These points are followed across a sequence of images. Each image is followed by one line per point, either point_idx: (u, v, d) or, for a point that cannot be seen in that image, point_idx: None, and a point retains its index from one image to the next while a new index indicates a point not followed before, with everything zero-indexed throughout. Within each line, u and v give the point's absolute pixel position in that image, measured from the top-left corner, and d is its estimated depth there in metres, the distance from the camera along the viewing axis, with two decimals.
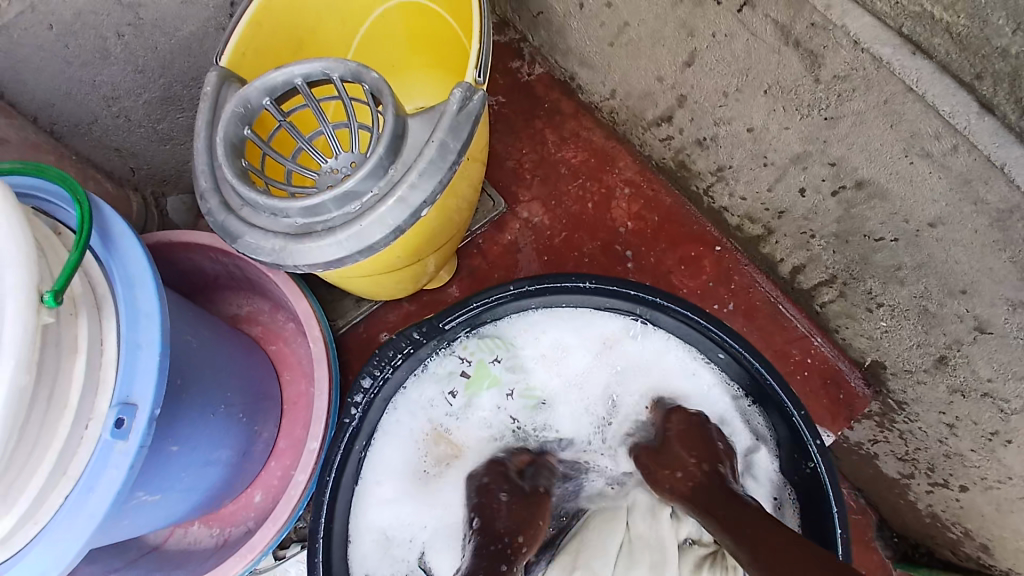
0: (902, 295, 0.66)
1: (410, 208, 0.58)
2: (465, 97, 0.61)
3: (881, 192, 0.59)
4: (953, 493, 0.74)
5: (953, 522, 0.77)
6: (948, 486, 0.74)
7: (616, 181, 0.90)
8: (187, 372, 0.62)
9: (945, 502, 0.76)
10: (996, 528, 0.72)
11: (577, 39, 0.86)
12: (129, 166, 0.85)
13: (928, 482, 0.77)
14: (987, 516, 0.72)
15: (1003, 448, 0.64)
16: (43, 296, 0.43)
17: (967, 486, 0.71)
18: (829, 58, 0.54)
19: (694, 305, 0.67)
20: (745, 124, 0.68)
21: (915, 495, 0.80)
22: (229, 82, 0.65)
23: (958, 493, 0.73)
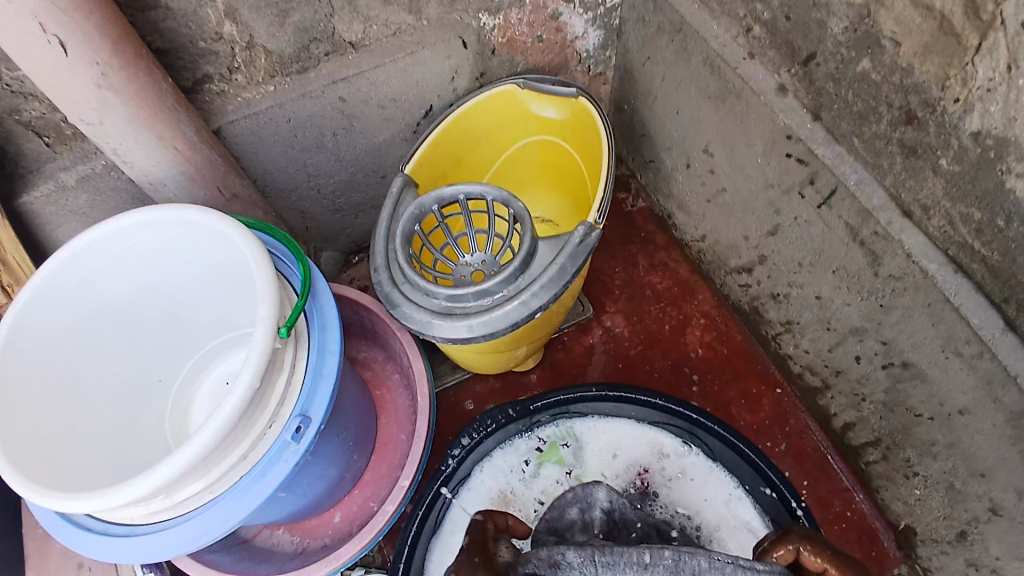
0: (935, 468, 0.74)
1: (528, 309, 0.75)
2: (586, 234, 0.77)
3: (922, 375, 0.70)
4: None
5: None
6: None
7: (694, 312, 1.04)
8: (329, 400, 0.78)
9: None
10: None
11: (679, 189, 1.02)
12: (305, 224, 1.04)
13: None
14: None
15: None
16: (281, 329, 0.62)
17: None
18: (888, 260, 0.66)
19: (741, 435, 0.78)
20: (814, 292, 0.81)
21: None
22: (408, 187, 0.87)
23: None
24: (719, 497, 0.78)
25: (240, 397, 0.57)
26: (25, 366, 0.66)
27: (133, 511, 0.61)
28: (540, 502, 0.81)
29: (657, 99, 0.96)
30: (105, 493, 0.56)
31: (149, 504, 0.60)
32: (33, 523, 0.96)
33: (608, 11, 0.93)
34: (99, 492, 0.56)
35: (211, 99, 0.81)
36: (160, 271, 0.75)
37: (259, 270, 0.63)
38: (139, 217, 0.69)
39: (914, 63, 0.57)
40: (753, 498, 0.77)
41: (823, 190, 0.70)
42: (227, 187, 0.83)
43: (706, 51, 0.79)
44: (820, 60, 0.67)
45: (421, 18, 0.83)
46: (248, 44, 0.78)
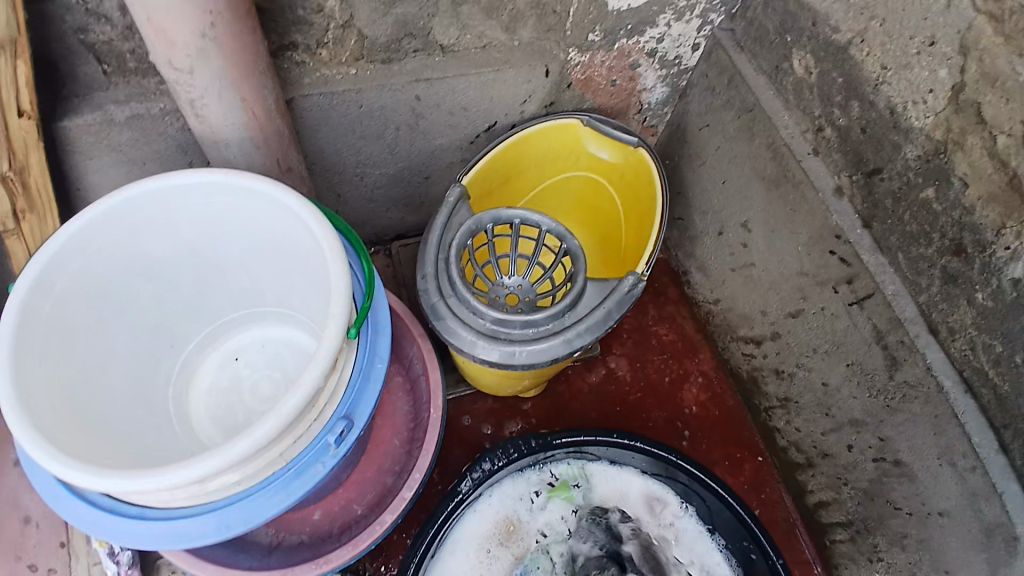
0: (901, 558, 0.81)
1: (569, 347, 0.76)
2: (633, 284, 0.80)
3: (911, 476, 0.76)
4: None
5: None
6: None
7: (694, 369, 1.09)
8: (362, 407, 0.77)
9: None
10: None
11: (704, 251, 1.07)
12: (337, 208, 1.01)
13: None
14: None
15: None
16: (351, 329, 0.61)
17: None
18: (905, 368, 0.72)
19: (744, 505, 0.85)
20: (821, 378, 0.87)
21: None
22: (463, 199, 0.86)
23: None
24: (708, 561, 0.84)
25: (306, 394, 0.56)
26: (50, 310, 0.61)
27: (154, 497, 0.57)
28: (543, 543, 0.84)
29: (706, 165, 1.00)
30: (146, 475, 0.52)
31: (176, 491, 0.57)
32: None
33: (681, 71, 0.97)
34: (139, 473, 0.52)
35: (290, 68, 0.79)
36: (206, 234, 0.73)
37: (336, 264, 0.61)
38: (205, 179, 0.67)
39: (976, 206, 0.63)
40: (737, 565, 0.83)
41: (859, 291, 0.75)
42: (286, 161, 0.81)
43: (773, 137, 0.84)
44: (885, 175, 0.72)
45: (514, 38, 0.84)
46: (345, 23, 0.76)
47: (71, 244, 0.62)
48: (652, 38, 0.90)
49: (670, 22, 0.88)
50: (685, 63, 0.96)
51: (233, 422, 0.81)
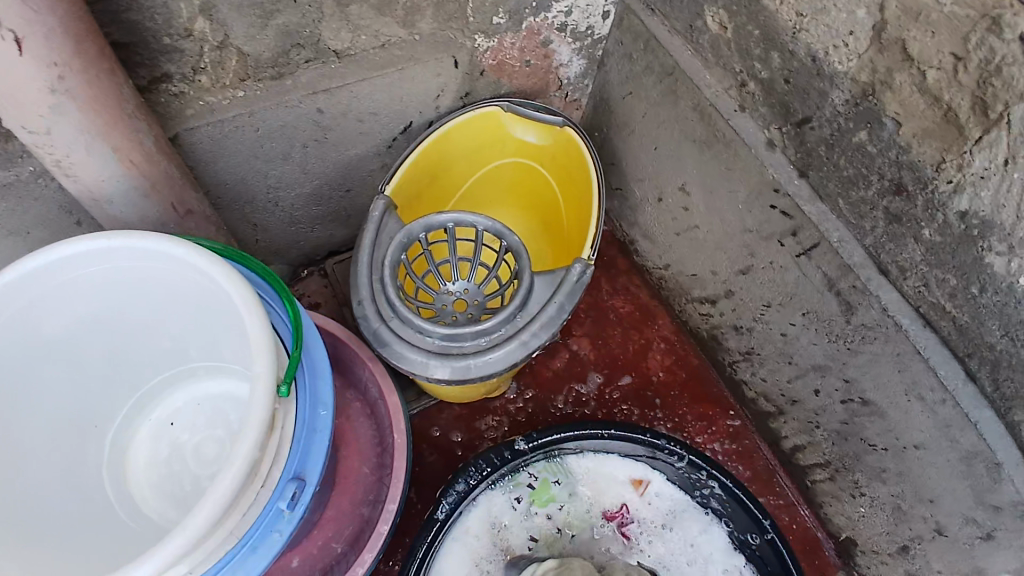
0: (882, 491, 0.83)
1: (527, 349, 0.74)
2: (581, 271, 0.78)
3: (880, 412, 0.77)
4: None
5: None
6: None
7: (655, 336, 1.08)
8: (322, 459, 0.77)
9: None
10: None
11: (646, 218, 1.05)
12: (256, 238, 0.93)
13: None
14: None
15: None
16: (280, 387, 0.56)
17: None
18: (860, 312, 0.73)
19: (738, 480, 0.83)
20: (779, 329, 0.86)
21: None
22: (390, 210, 0.80)
23: None
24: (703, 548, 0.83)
25: (244, 467, 0.51)
26: None
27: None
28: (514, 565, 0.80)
29: (634, 133, 0.98)
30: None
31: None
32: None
33: (595, 41, 0.93)
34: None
35: (168, 100, 0.71)
36: (107, 302, 0.65)
37: (252, 319, 0.56)
38: (92, 245, 0.59)
39: (911, 143, 0.62)
40: None
41: (804, 242, 0.76)
42: (182, 204, 0.73)
43: (699, 98, 0.82)
44: (815, 124, 0.70)
45: (413, 32, 0.78)
46: (221, 44, 0.69)
47: None
48: (560, 13, 0.85)
49: None
50: (598, 33, 0.92)
51: (180, 494, 0.74)
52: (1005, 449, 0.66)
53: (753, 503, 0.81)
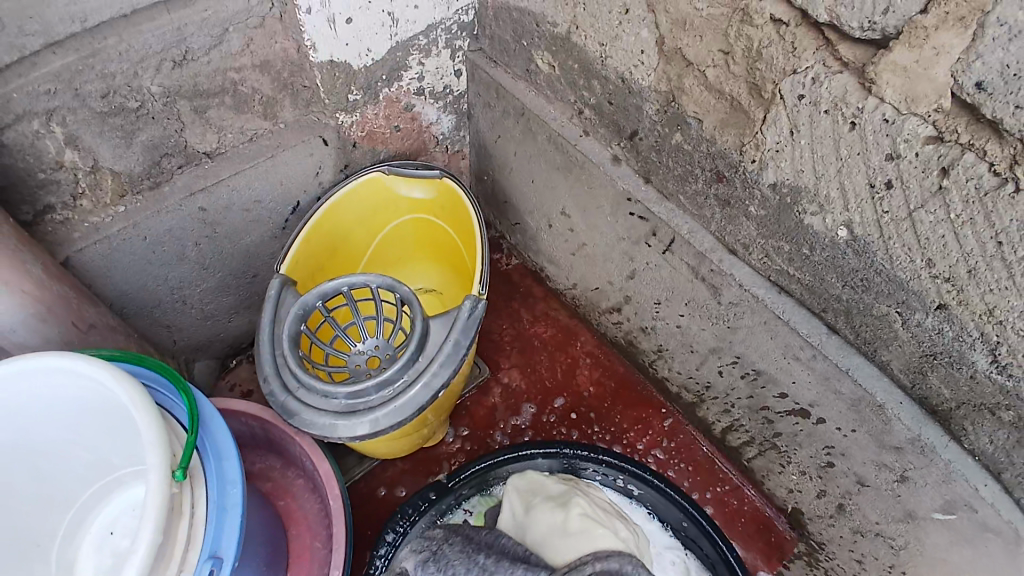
0: (803, 456, 0.88)
1: (432, 389, 0.76)
2: (473, 306, 0.81)
3: (772, 379, 0.83)
4: None
5: None
6: None
7: (580, 353, 1.14)
8: None
9: None
10: None
11: (546, 245, 1.12)
12: (173, 338, 0.99)
13: None
14: None
15: None
16: (175, 472, 0.58)
17: None
18: (725, 290, 0.79)
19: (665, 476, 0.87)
20: (674, 323, 0.93)
21: None
22: (287, 286, 0.85)
23: None
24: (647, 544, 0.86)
25: (145, 556, 0.52)
26: None
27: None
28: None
29: (513, 170, 1.05)
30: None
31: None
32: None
33: (456, 97, 1.02)
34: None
35: (55, 228, 0.80)
36: (28, 425, 0.68)
37: (140, 413, 0.58)
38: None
39: (716, 134, 0.70)
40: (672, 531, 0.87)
41: (664, 239, 0.83)
42: (84, 320, 0.78)
43: (548, 130, 0.90)
44: (642, 134, 0.79)
45: (277, 122, 0.87)
46: (92, 168, 0.78)
47: None
48: (412, 79, 0.94)
49: (421, 59, 0.93)
50: (457, 89, 1.01)
51: None
52: (884, 390, 0.70)
53: (672, 490, 0.86)
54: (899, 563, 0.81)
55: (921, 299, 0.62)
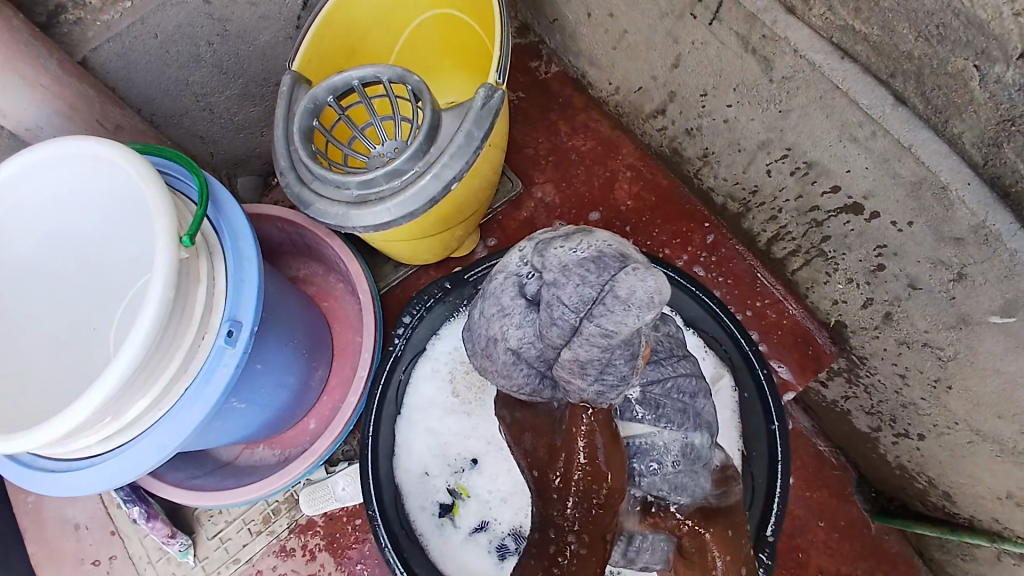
0: (852, 261, 0.80)
1: (443, 181, 0.73)
2: (487, 96, 0.74)
3: (825, 171, 0.73)
4: (914, 442, 0.89)
5: (919, 470, 0.92)
6: (909, 436, 0.89)
7: (620, 166, 1.05)
8: (272, 320, 0.79)
9: (909, 451, 0.91)
10: (955, 475, 0.86)
11: (585, 42, 1.00)
12: (210, 151, 1.01)
13: (893, 434, 0.92)
14: (945, 463, 0.86)
15: (947, 393, 0.78)
16: (184, 238, 0.60)
17: (924, 434, 0.86)
18: (778, 62, 0.68)
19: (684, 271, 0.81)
20: (721, 117, 0.82)
21: (886, 448, 0.95)
22: (299, 84, 0.82)
23: (918, 442, 0.88)
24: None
25: (158, 308, 0.56)
26: None
27: (63, 449, 0.60)
28: (558, 294, 0.50)
29: None
30: (35, 432, 0.54)
31: (79, 442, 0.59)
32: (20, 490, 0.99)
33: None
34: (29, 430, 0.55)
35: (70, 29, 0.77)
36: (73, 220, 0.73)
37: (147, 185, 0.61)
38: (19, 161, 0.70)
39: None
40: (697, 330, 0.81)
41: (710, 4, 0.71)
42: (110, 120, 0.81)
43: None
44: None
45: None
46: None
47: None
48: None
49: None
50: None
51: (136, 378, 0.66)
52: (951, 168, 0.58)
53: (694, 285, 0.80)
54: (946, 376, 0.76)
55: (1002, 45, 0.51)
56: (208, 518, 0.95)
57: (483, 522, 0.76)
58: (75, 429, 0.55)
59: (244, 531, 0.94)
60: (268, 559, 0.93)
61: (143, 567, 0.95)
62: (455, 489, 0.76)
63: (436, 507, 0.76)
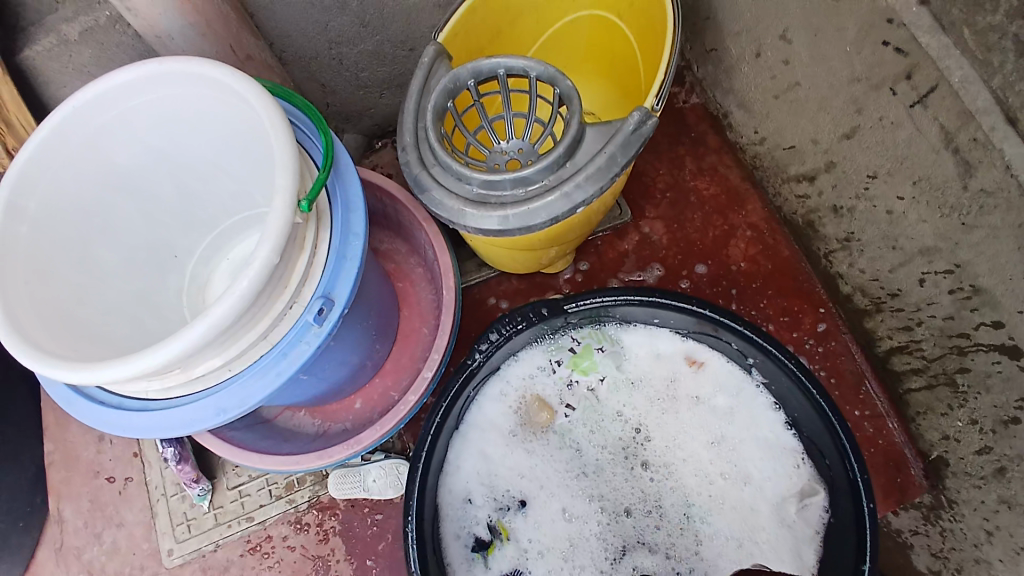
0: (985, 403, 0.70)
1: (571, 203, 0.67)
2: (641, 121, 0.67)
3: (993, 302, 0.64)
4: None
5: None
6: None
7: (740, 222, 0.97)
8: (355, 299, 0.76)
9: None
10: None
11: (742, 82, 0.92)
12: (326, 101, 0.97)
13: None
14: None
15: None
16: (301, 203, 0.56)
17: None
18: (981, 172, 0.59)
19: (794, 355, 0.70)
20: (885, 206, 0.74)
21: None
22: (441, 59, 0.75)
23: None
24: (761, 434, 0.73)
25: (259, 272, 0.52)
26: (31, 236, 0.60)
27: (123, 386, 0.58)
28: None
29: None
30: (105, 368, 0.52)
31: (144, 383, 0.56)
32: None
33: None
34: (100, 366, 0.52)
35: None
36: (171, 136, 0.69)
37: (276, 136, 0.56)
38: (129, 74, 0.62)
39: None
40: (798, 432, 0.72)
41: (920, 86, 0.62)
42: (241, 49, 0.78)
43: None
44: None
45: None
46: None
47: (47, 149, 0.61)
48: None
49: None
50: None
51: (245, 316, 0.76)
52: None
53: (805, 376, 0.68)
54: None
55: None
56: (232, 468, 0.93)
57: (516, 569, 0.73)
58: (143, 375, 0.53)
59: (264, 491, 0.91)
60: (281, 527, 0.90)
61: (155, 500, 0.94)
62: (495, 526, 0.74)
63: (471, 538, 0.74)
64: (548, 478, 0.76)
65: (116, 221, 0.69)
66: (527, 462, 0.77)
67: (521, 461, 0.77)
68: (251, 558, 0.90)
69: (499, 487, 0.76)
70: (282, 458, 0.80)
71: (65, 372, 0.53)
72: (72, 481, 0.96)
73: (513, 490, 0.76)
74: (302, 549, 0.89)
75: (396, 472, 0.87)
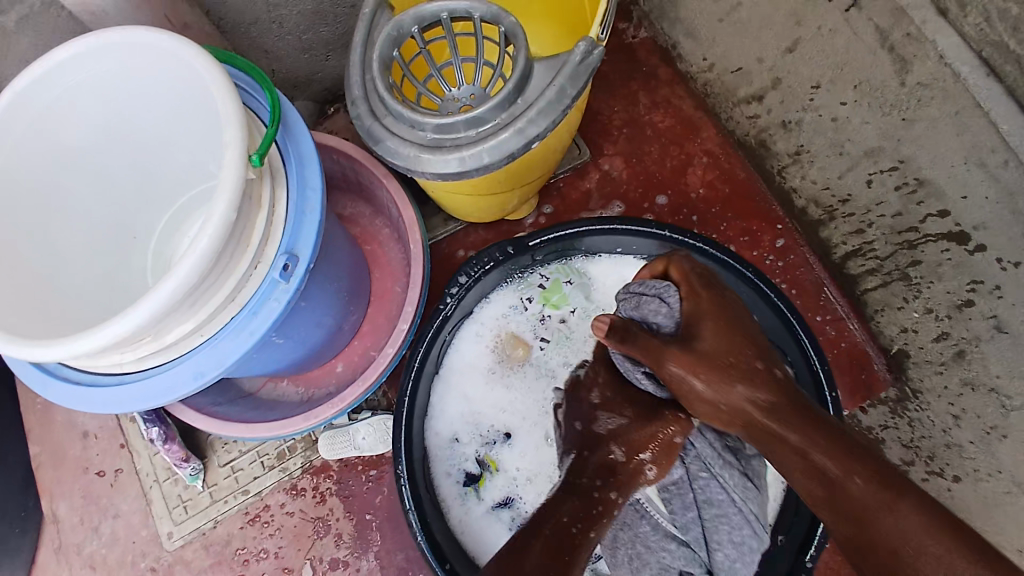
0: (938, 291, 0.73)
1: (526, 138, 0.68)
2: (588, 51, 0.68)
3: (937, 192, 0.67)
4: (945, 483, 0.80)
5: None
6: (942, 476, 0.80)
7: (697, 151, 0.99)
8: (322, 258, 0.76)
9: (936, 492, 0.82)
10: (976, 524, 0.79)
11: (687, 10, 0.93)
12: (272, 68, 0.95)
13: (925, 471, 0.83)
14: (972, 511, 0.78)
15: (1000, 442, 0.71)
16: (252, 157, 0.56)
17: (960, 477, 0.78)
18: (917, 66, 0.62)
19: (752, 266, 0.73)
20: (829, 113, 0.76)
21: None
22: (382, 8, 0.74)
23: (950, 484, 0.79)
24: None
25: (219, 229, 0.52)
26: None
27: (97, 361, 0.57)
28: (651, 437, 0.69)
29: None
30: (74, 341, 0.52)
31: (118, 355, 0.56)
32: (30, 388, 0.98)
33: None
34: (70, 339, 0.52)
35: None
36: (116, 112, 0.67)
37: (220, 93, 0.56)
38: (65, 50, 0.60)
39: None
40: None
41: None
42: (177, 15, 0.76)
43: None
44: None
45: None
46: None
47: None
48: None
49: None
50: None
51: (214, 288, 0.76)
52: None
53: (766, 284, 0.71)
54: (1005, 425, 0.70)
55: None
56: (222, 445, 0.94)
57: (509, 498, 0.76)
58: (116, 344, 0.53)
59: (257, 463, 0.92)
60: (277, 495, 0.91)
61: (149, 487, 0.94)
62: (483, 460, 0.77)
63: (462, 475, 0.76)
64: (531, 414, 0.78)
65: (67, 204, 0.68)
66: (509, 399, 0.79)
67: (504, 399, 0.79)
68: (251, 529, 0.91)
69: (484, 427, 0.78)
70: (271, 425, 0.81)
71: (36, 350, 0.52)
72: (62, 479, 0.96)
73: (499, 426, 0.78)
74: (301, 514, 0.91)
75: (383, 427, 0.89)
